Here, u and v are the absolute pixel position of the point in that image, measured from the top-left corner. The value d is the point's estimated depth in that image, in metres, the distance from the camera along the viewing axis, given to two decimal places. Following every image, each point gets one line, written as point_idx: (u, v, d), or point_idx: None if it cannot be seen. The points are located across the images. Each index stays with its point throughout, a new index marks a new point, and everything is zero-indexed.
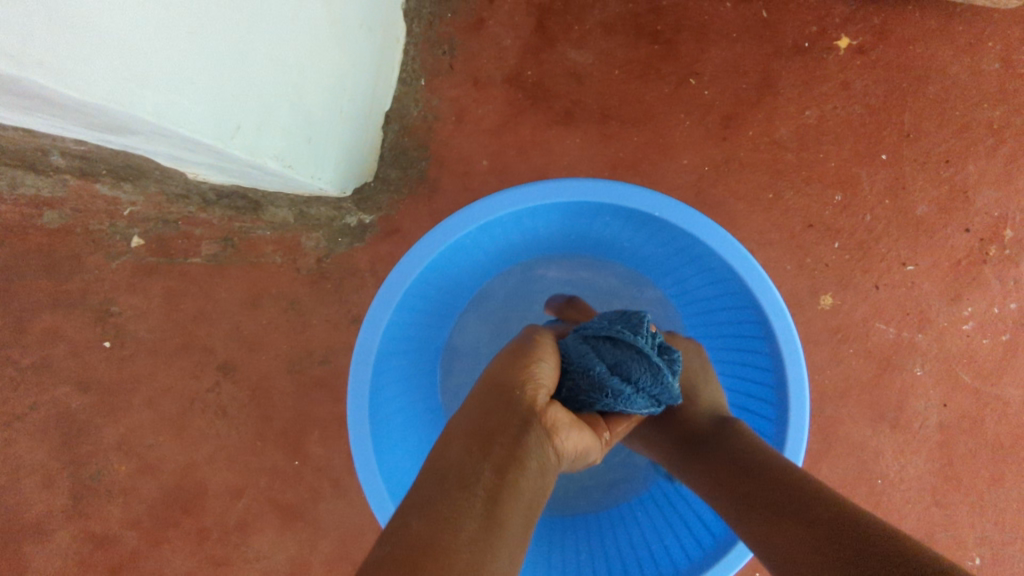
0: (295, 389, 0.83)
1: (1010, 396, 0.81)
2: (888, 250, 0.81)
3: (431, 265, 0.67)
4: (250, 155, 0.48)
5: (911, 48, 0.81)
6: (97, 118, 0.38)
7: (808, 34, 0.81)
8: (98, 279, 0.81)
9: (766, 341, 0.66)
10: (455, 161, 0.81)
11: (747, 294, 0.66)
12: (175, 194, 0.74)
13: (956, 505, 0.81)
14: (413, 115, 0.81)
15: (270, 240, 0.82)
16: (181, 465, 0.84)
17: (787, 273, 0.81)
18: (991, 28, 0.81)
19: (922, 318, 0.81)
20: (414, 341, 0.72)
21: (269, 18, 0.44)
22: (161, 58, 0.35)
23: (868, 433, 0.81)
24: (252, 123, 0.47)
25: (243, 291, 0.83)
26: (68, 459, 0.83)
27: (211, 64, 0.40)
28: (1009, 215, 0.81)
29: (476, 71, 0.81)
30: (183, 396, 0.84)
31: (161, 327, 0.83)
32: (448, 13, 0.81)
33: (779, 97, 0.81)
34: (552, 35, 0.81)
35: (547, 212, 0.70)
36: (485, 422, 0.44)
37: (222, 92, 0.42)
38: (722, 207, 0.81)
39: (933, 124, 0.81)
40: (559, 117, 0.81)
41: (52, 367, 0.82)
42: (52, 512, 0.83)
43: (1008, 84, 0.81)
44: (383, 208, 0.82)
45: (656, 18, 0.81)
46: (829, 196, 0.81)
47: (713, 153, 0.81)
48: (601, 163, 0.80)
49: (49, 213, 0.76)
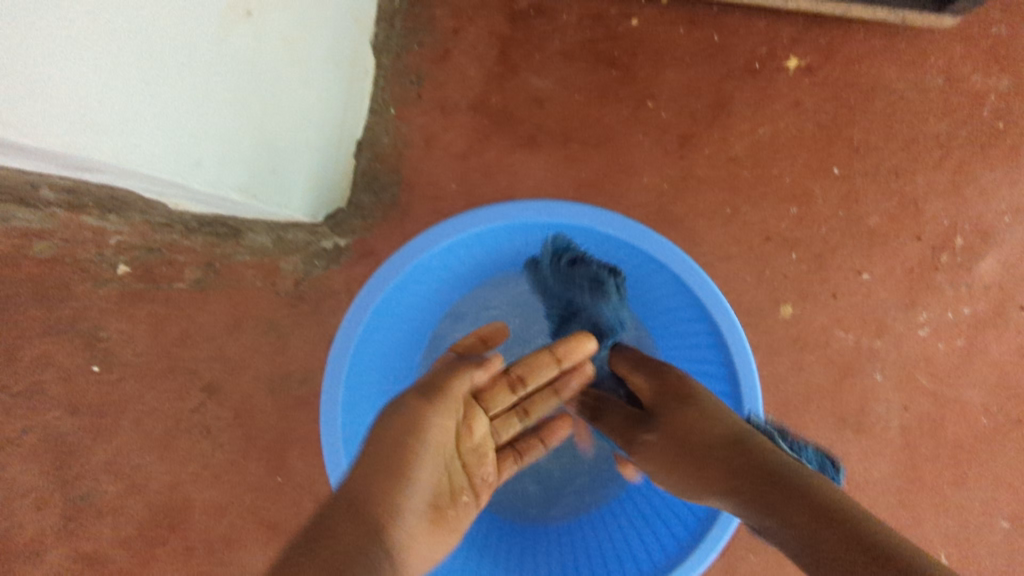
0: (276, 408, 0.86)
1: (968, 398, 0.84)
2: (843, 260, 0.84)
3: (398, 286, 0.71)
4: (210, 187, 0.51)
5: (857, 66, 0.85)
6: (60, 159, 0.41)
7: (758, 56, 0.85)
8: (87, 306, 0.85)
9: (715, 339, 0.69)
10: (425, 185, 0.85)
11: (694, 298, 0.69)
12: (159, 223, 0.77)
13: (922, 507, 0.83)
14: (384, 142, 0.85)
15: (249, 264, 0.85)
16: (168, 485, 0.87)
17: (747, 285, 0.84)
18: (934, 46, 0.84)
19: (879, 325, 0.84)
20: (384, 358, 0.75)
21: (226, 64, 0.48)
22: (114, 104, 0.38)
23: (831, 438, 0.83)
24: (213, 158, 0.50)
25: (226, 314, 0.86)
26: (59, 481, 0.86)
27: (168, 109, 0.43)
28: (959, 224, 0.84)
29: (442, 99, 0.85)
30: (169, 417, 0.87)
31: (147, 351, 0.87)
32: (415, 45, 0.85)
33: (733, 117, 0.84)
34: (515, 63, 0.85)
35: (508, 231, 0.73)
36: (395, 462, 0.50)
37: (180, 133, 0.45)
38: (682, 223, 0.84)
39: (880, 139, 0.85)
40: (522, 141, 0.85)
41: (42, 392, 0.86)
42: (44, 534, 0.86)
43: (952, 98, 0.84)
44: (357, 231, 0.85)
45: (613, 44, 0.85)
46: (784, 209, 0.84)
47: (671, 171, 0.84)
48: (564, 183, 0.84)
49: (39, 245, 0.78)
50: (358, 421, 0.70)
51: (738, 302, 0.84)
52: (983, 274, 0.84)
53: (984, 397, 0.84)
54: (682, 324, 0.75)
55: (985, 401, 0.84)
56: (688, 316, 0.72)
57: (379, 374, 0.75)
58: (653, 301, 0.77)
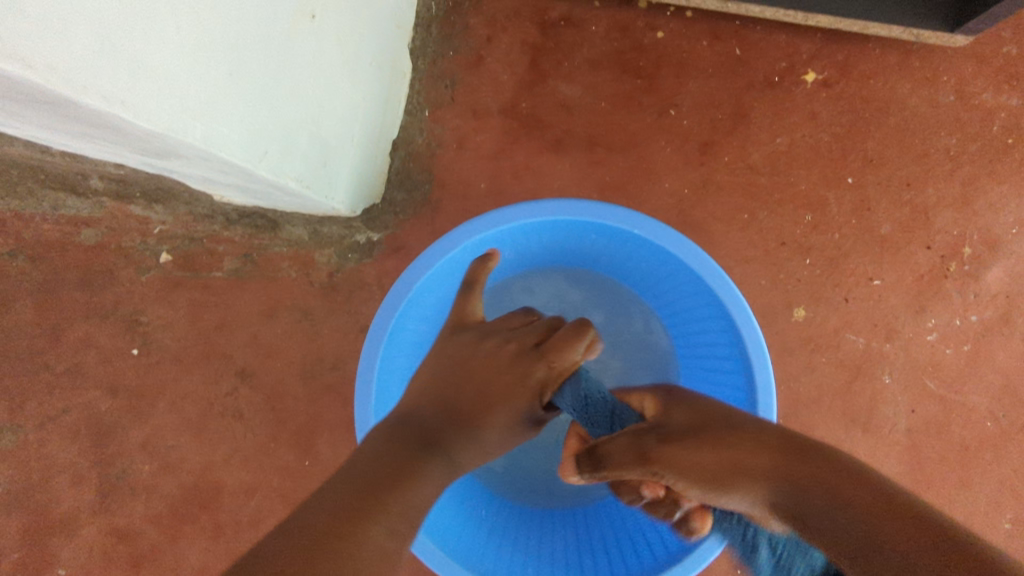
0: (307, 394, 0.90)
1: (974, 403, 0.87)
2: (856, 266, 0.88)
3: (432, 277, 0.74)
4: (273, 175, 0.55)
5: (872, 82, 0.89)
6: (152, 144, 0.44)
7: (777, 69, 0.89)
8: (129, 291, 0.89)
9: (733, 338, 0.72)
10: (455, 185, 0.89)
11: (715, 297, 0.72)
12: (201, 215, 0.84)
13: (927, 506, 0.86)
14: (417, 142, 0.90)
15: (285, 256, 0.89)
16: (200, 465, 0.90)
17: (762, 287, 0.87)
18: (946, 64, 0.88)
19: (889, 329, 0.87)
20: (414, 348, 0.79)
21: (291, 61, 0.52)
22: (208, 95, 0.42)
23: (840, 437, 0.86)
24: (276, 149, 0.54)
25: (261, 303, 0.90)
26: (96, 459, 0.90)
27: (245, 102, 0.47)
28: (968, 234, 0.88)
29: (475, 103, 0.89)
30: (203, 400, 0.90)
31: (185, 336, 0.90)
32: (450, 51, 0.90)
33: (752, 127, 0.88)
34: (545, 71, 0.89)
35: (538, 229, 0.77)
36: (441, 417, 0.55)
37: (253, 124, 0.49)
38: (701, 227, 0.88)
39: (893, 152, 0.88)
40: (550, 145, 0.88)
41: (84, 373, 0.90)
42: (80, 509, 0.90)
43: (963, 114, 0.88)
44: (390, 227, 0.89)
45: (639, 55, 0.89)
46: (800, 216, 0.88)
47: (692, 177, 0.88)
48: (589, 185, 0.88)
49: (87, 232, 0.86)
50: (388, 404, 0.74)
51: (753, 304, 0.87)
52: (990, 283, 0.87)
53: (989, 402, 0.87)
54: (701, 323, 0.78)
55: (990, 406, 0.87)
56: (707, 315, 0.75)
57: (409, 362, 0.78)
58: (673, 299, 0.80)
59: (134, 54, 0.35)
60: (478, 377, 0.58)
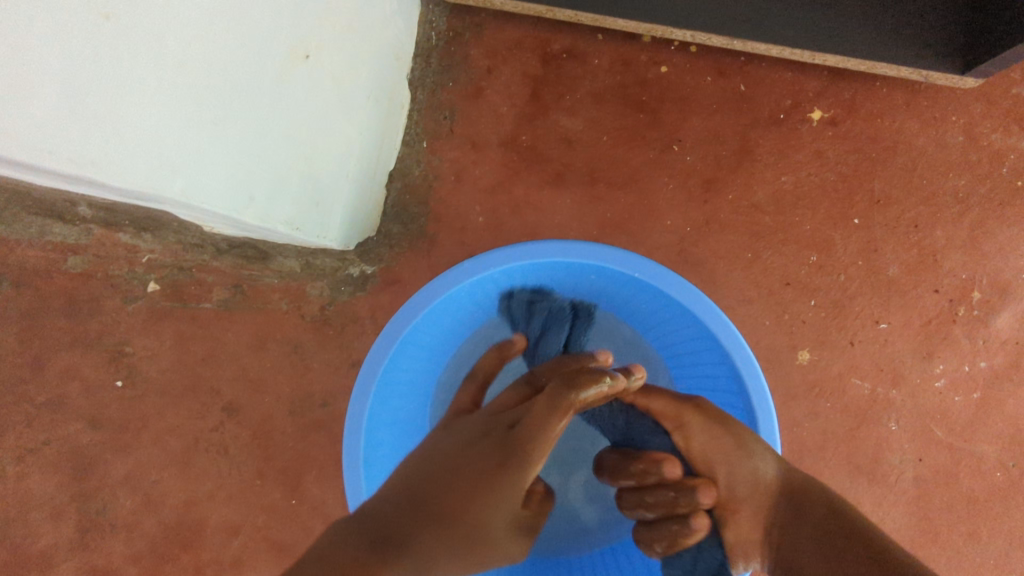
0: (295, 430, 0.87)
1: (983, 452, 0.84)
2: (862, 308, 0.85)
3: (426, 317, 0.71)
4: (260, 222, 0.53)
5: (878, 120, 0.87)
6: (132, 196, 0.42)
7: (783, 106, 0.87)
8: (115, 321, 0.87)
9: (738, 390, 0.69)
10: (452, 218, 0.87)
11: (719, 346, 0.69)
12: (191, 244, 0.81)
13: (933, 559, 0.83)
14: (415, 174, 0.88)
15: (276, 288, 0.86)
16: (184, 503, 0.87)
17: (765, 329, 0.85)
18: (954, 104, 0.87)
19: (895, 374, 0.85)
20: (407, 388, 0.76)
21: (283, 103, 0.50)
22: (189, 147, 0.40)
23: (845, 485, 0.83)
24: (265, 194, 0.52)
25: (250, 335, 0.87)
26: (76, 494, 0.87)
27: (232, 150, 0.45)
28: (977, 278, 0.85)
29: (474, 135, 0.88)
30: (188, 435, 0.87)
31: (171, 368, 0.88)
32: (450, 82, 0.88)
33: (757, 164, 0.86)
34: (546, 104, 0.87)
35: (537, 269, 0.74)
36: (400, 516, 0.47)
37: (240, 172, 0.47)
38: (703, 266, 0.86)
39: (901, 193, 0.86)
40: (550, 179, 0.87)
41: (65, 405, 0.87)
42: (58, 546, 0.87)
43: (972, 155, 0.86)
44: (384, 260, 0.87)
45: (642, 89, 0.87)
46: (805, 256, 0.86)
47: (695, 215, 0.86)
48: (590, 221, 0.86)
49: (72, 259, 0.83)
50: (379, 447, 0.71)
51: (756, 346, 0.85)
52: (999, 329, 0.85)
53: (999, 451, 0.84)
54: (704, 370, 0.75)
55: (999, 455, 0.84)
56: (711, 363, 0.72)
57: (401, 402, 0.75)
58: (675, 343, 0.78)
59: (102, 111, 0.33)
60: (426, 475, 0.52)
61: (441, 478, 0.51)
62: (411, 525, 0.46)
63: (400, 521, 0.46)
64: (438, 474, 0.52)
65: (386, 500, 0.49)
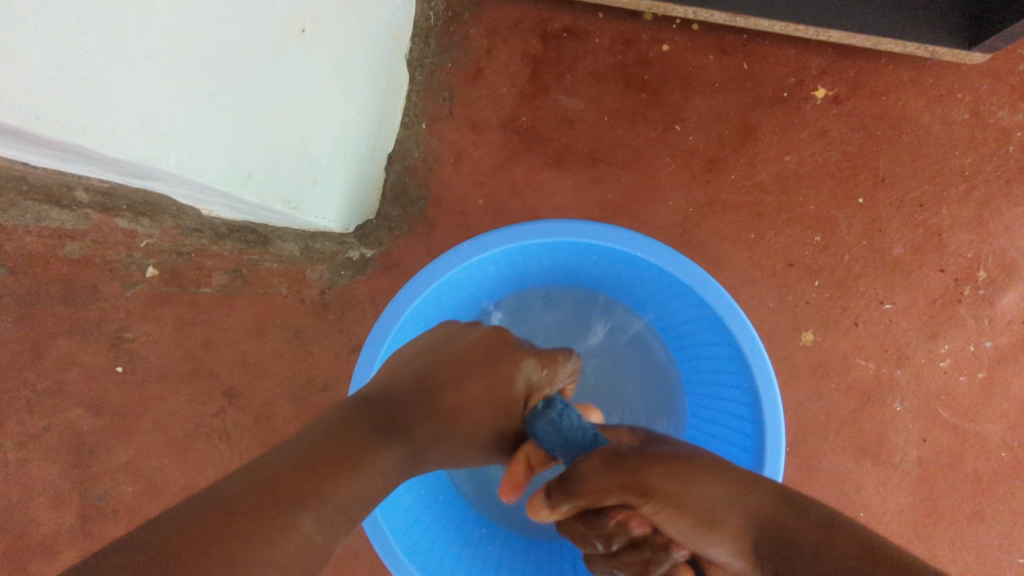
0: (296, 415, 0.86)
1: (988, 432, 0.84)
2: (866, 289, 0.85)
3: (427, 299, 0.71)
4: (257, 199, 0.52)
5: (883, 98, 0.86)
6: (126, 169, 0.41)
7: (786, 84, 0.86)
8: (114, 306, 0.86)
9: (741, 371, 0.68)
10: (452, 201, 0.86)
11: (723, 326, 0.68)
12: (189, 228, 0.80)
13: (938, 539, 0.83)
14: (414, 156, 0.87)
15: (276, 272, 0.86)
16: (186, 488, 0.87)
17: (769, 310, 0.84)
18: (960, 81, 0.85)
19: (900, 355, 0.84)
20: None
21: (278, 77, 0.49)
22: (182, 119, 0.39)
23: (849, 466, 0.83)
24: (261, 171, 0.51)
25: (250, 320, 0.87)
26: (78, 479, 0.87)
27: (228, 123, 0.44)
28: (982, 257, 0.85)
29: (474, 116, 0.87)
30: (189, 420, 0.87)
31: (171, 353, 0.87)
32: (449, 63, 0.87)
33: (760, 143, 0.85)
34: (546, 84, 0.86)
35: (538, 250, 0.73)
36: (406, 398, 0.54)
37: (236, 147, 0.46)
38: (706, 247, 0.85)
39: (905, 171, 0.85)
40: (551, 160, 0.86)
41: (66, 391, 0.87)
42: (61, 531, 0.87)
43: (978, 132, 0.85)
44: (384, 243, 0.86)
45: (643, 68, 0.86)
46: (809, 236, 0.85)
47: (698, 195, 0.85)
48: (591, 202, 0.85)
49: (70, 245, 0.82)
50: None
51: (760, 327, 0.84)
52: (1005, 309, 0.84)
53: (1004, 431, 0.84)
54: (707, 352, 0.74)
55: (1004, 435, 0.84)
56: (715, 345, 0.72)
57: None
58: (678, 324, 0.77)
59: (94, 77, 0.32)
60: (446, 366, 0.57)
61: (459, 371, 0.57)
62: (407, 409, 0.54)
63: (399, 407, 0.53)
64: (453, 382, 0.56)
65: (397, 387, 0.55)
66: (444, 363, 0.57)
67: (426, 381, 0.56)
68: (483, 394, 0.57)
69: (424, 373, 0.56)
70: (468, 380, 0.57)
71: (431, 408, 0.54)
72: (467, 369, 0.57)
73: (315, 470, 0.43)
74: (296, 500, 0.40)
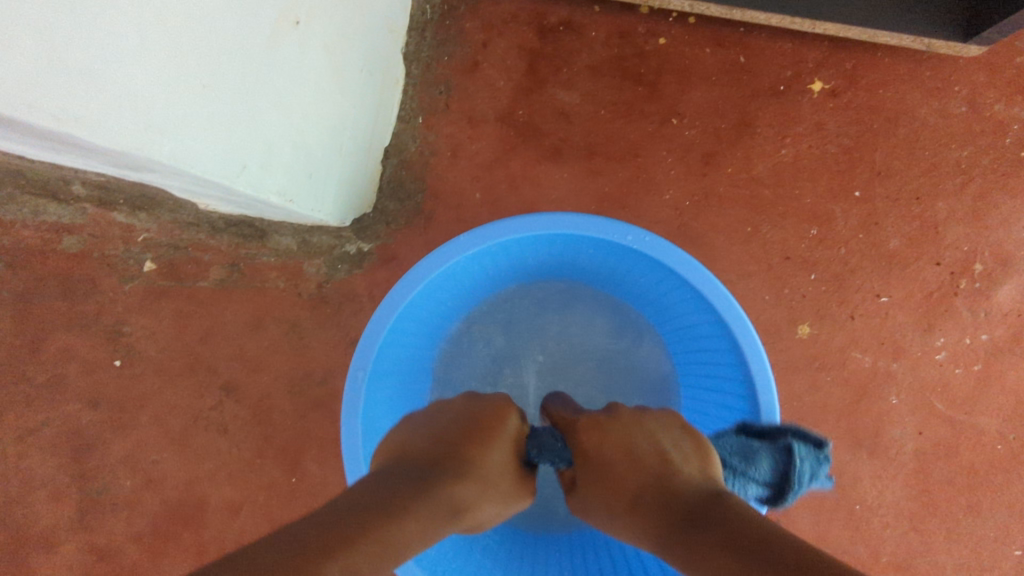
0: (295, 409, 0.87)
1: (983, 425, 0.84)
2: (862, 282, 0.85)
3: (423, 292, 0.71)
4: (252, 191, 0.52)
5: (880, 91, 0.86)
6: (121, 160, 0.42)
7: (783, 78, 0.86)
8: (112, 301, 0.86)
9: (737, 363, 0.69)
10: (448, 194, 0.86)
11: (718, 318, 0.68)
12: (186, 223, 0.82)
13: (934, 531, 0.83)
14: (410, 149, 0.87)
15: (273, 266, 0.86)
16: (184, 482, 0.87)
17: (765, 303, 0.84)
18: (957, 73, 0.85)
19: (896, 348, 0.84)
20: (405, 364, 0.75)
21: (274, 68, 0.49)
22: (177, 110, 0.39)
23: (846, 458, 0.83)
24: (257, 163, 0.51)
25: (247, 314, 0.87)
26: (76, 474, 0.87)
27: (222, 115, 0.44)
28: (979, 250, 0.85)
29: (470, 110, 0.87)
30: (187, 414, 0.87)
31: (169, 348, 0.87)
32: (445, 56, 0.87)
33: (757, 136, 0.85)
34: (542, 77, 0.86)
35: (534, 242, 0.73)
36: (398, 480, 0.40)
37: (231, 139, 0.46)
38: (703, 241, 0.85)
39: (902, 164, 0.85)
40: (547, 154, 0.86)
41: (64, 385, 0.87)
42: (60, 525, 0.87)
43: (974, 125, 0.85)
44: (381, 237, 0.86)
45: (640, 61, 0.86)
46: (805, 230, 0.85)
47: (694, 188, 0.85)
48: (587, 196, 0.85)
49: (68, 240, 0.83)
50: (378, 425, 0.70)
51: (757, 320, 0.84)
52: (1001, 301, 0.84)
53: (1000, 424, 0.84)
54: (702, 344, 0.74)
55: (1000, 428, 0.84)
56: (710, 336, 0.72)
57: (398, 379, 0.75)
58: (674, 316, 0.77)
59: (89, 67, 0.32)
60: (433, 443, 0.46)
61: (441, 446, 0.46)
62: (411, 483, 0.40)
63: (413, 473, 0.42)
64: (454, 443, 0.47)
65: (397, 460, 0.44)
66: (424, 446, 0.46)
67: (417, 457, 0.44)
68: (486, 455, 0.48)
69: (406, 460, 0.44)
70: (458, 446, 0.47)
71: (453, 459, 0.45)
72: (451, 442, 0.47)
73: (371, 514, 0.35)
74: (363, 548, 0.32)
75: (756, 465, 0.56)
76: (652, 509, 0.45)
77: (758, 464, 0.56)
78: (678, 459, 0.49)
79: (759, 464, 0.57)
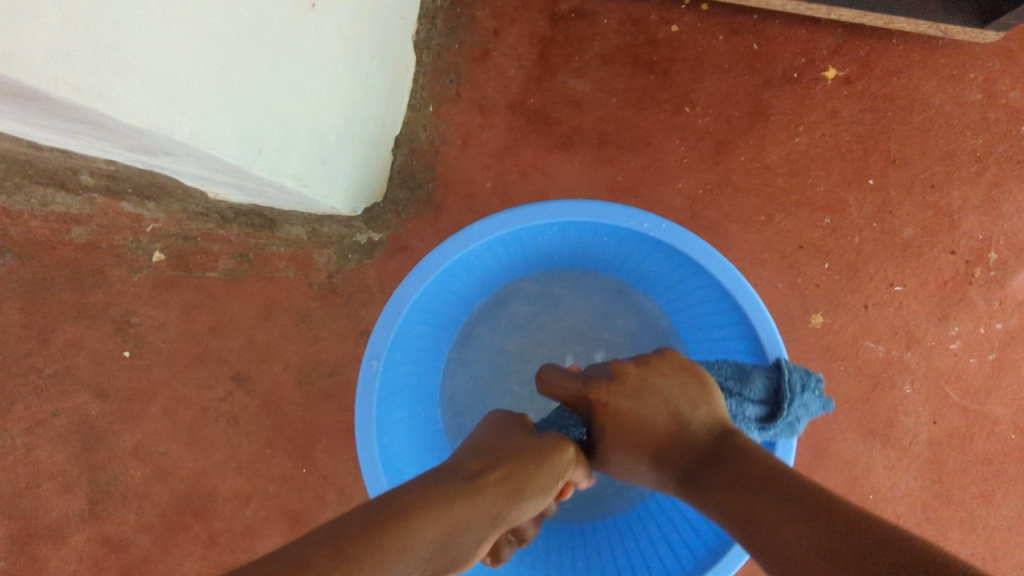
0: (305, 399, 0.86)
1: (998, 414, 0.83)
2: (876, 271, 0.84)
3: (437, 280, 0.70)
4: (269, 174, 0.52)
5: (895, 79, 0.85)
6: (140, 140, 0.41)
7: (797, 65, 0.85)
8: (121, 291, 0.86)
9: (753, 350, 0.68)
10: (459, 183, 0.85)
11: (735, 306, 0.68)
12: (196, 212, 0.82)
13: (947, 522, 0.83)
14: (421, 138, 0.86)
15: (283, 256, 0.86)
16: (194, 472, 0.87)
17: (779, 293, 0.84)
18: (972, 61, 0.85)
19: (910, 337, 0.84)
20: (418, 353, 0.75)
21: (291, 48, 0.49)
22: (197, 89, 0.39)
23: (859, 448, 0.83)
24: (273, 146, 0.51)
25: (257, 304, 0.86)
26: (86, 465, 0.87)
27: (240, 96, 0.44)
28: (994, 239, 0.84)
29: (481, 98, 0.86)
30: (197, 405, 0.87)
31: (178, 338, 0.87)
32: (455, 44, 0.86)
33: (770, 125, 0.85)
34: (554, 65, 0.86)
35: (547, 230, 0.73)
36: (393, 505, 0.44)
37: (248, 120, 0.46)
38: (716, 230, 0.84)
39: (916, 152, 0.85)
40: (559, 143, 0.85)
41: (73, 376, 0.87)
42: (70, 516, 0.87)
43: (990, 113, 0.84)
44: (392, 227, 0.86)
45: (652, 49, 0.85)
46: (818, 219, 0.84)
47: (707, 177, 0.84)
48: (599, 185, 0.84)
49: (76, 230, 0.83)
50: (392, 415, 0.70)
51: (770, 309, 0.84)
52: (1016, 290, 0.84)
53: (1014, 413, 0.83)
54: (717, 332, 0.74)
55: (1014, 418, 0.83)
56: (726, 324, 0.71)
57: (411, 368, 0.74)
58: (688, 304, 0.77)
59: (111, 42, 0.32)
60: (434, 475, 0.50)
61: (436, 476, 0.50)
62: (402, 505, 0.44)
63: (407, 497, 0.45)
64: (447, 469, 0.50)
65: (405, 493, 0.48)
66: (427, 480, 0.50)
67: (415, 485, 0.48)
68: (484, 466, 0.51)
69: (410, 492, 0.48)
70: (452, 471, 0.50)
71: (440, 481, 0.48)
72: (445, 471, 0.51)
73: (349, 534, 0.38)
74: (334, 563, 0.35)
75: (751, 384, 0.62)
76: (678, 462, 0.54)
77: (755, 382, 0.62)
78: (688, 410, 0.56)
79: (755, 383, 0.62)
